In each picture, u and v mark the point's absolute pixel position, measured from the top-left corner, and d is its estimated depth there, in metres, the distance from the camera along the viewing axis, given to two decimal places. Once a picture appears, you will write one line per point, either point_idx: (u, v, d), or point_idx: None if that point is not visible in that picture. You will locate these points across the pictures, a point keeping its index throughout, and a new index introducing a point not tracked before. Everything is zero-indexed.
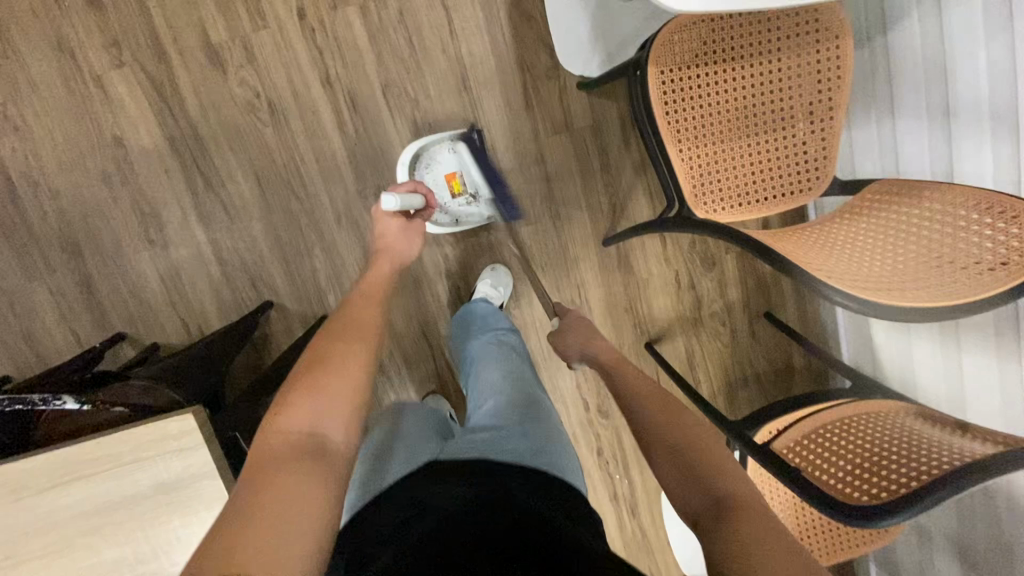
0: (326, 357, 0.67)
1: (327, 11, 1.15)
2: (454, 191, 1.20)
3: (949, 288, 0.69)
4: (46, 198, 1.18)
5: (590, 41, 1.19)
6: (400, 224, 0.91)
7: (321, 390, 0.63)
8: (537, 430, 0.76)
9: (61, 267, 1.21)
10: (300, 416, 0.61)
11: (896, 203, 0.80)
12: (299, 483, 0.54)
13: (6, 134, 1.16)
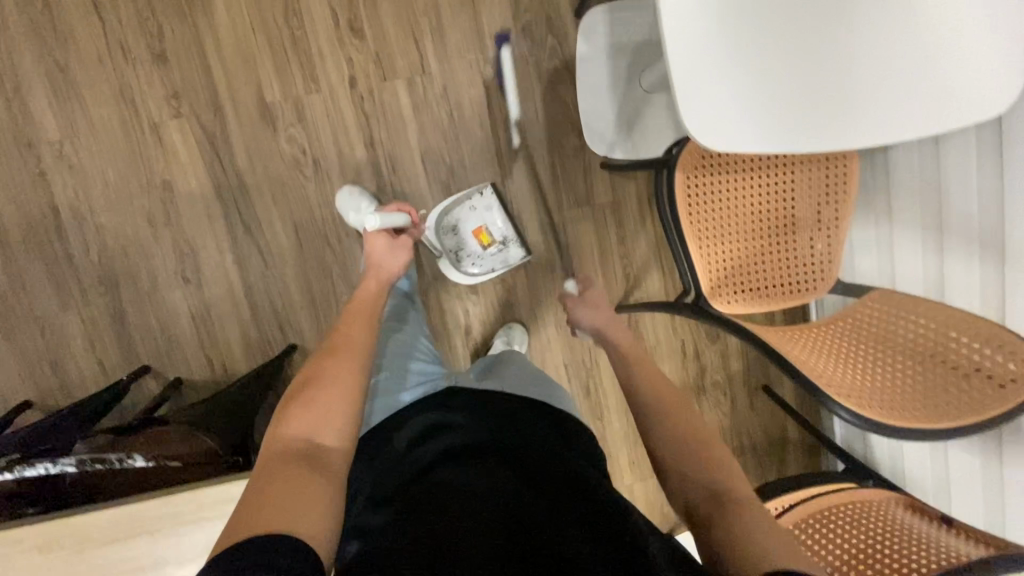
0: (318, 371, 0.73)
1: (378, 81, 1.23)
2: (483, 242, 1.27)
3: (934, 408, 0.77)
4: (91, 231, 1.23)
5: (614, 127, 1.26)
6: (385, 241, 0.97)
7: (317, 401, 0.69)
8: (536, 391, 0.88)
9: (96, 298, 1.25)
10: (297, 426, 0.67)
11: (895, 312, 0.88)
12: (301, 482, 0.60)
13: (59, 170, 1.20)
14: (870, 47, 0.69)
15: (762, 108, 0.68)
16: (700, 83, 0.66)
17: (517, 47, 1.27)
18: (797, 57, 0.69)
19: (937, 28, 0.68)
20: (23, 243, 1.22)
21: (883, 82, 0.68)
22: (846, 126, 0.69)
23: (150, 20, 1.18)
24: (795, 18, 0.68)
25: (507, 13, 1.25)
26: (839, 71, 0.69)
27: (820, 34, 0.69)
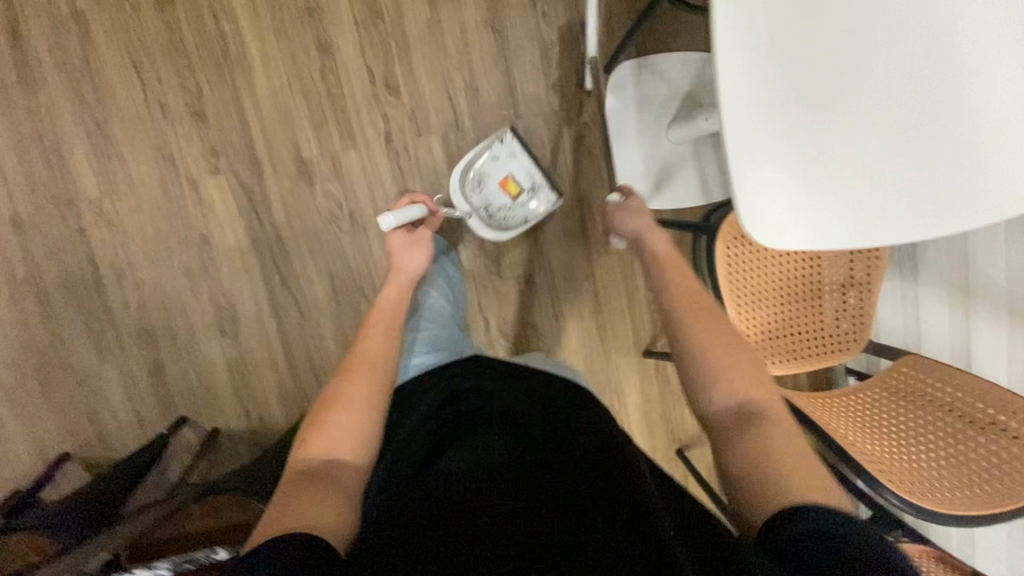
0: (331, 388, 0.77)
1: (412, 136, 1.26)
2: (512, 193, 1.24)
3: (960, 497, 0.79)
4: (130, 287, 1.24)
5: (641, 179, 1.30)
6: (404, 237, 0.97)
7: (329, 421, 0.73)
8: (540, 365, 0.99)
9: (134, 352, 1.26)
10: (316, 444, 0.71)
11: (921, 378, 0.92)
12: (326, 493, 0.64)
13: (97, 226, 1.21)
14: (914, 153, 0.72)
15: (823, 208, 0.71)
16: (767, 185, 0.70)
17: (548, 103, 1.30)
18: (843, 151, 0.71)
19: (977, 142, 0.71)
20: (62, 299, 1.23)
21: (918, 188, 0.72)
22: (887, 224, 0.71)
23: (190, 80, 1.19)
24: (846, 113, 0.71)
25: (539, 70, 1.28)
26: (878, 170, 0.72)
27: (868, 131, 0.71)
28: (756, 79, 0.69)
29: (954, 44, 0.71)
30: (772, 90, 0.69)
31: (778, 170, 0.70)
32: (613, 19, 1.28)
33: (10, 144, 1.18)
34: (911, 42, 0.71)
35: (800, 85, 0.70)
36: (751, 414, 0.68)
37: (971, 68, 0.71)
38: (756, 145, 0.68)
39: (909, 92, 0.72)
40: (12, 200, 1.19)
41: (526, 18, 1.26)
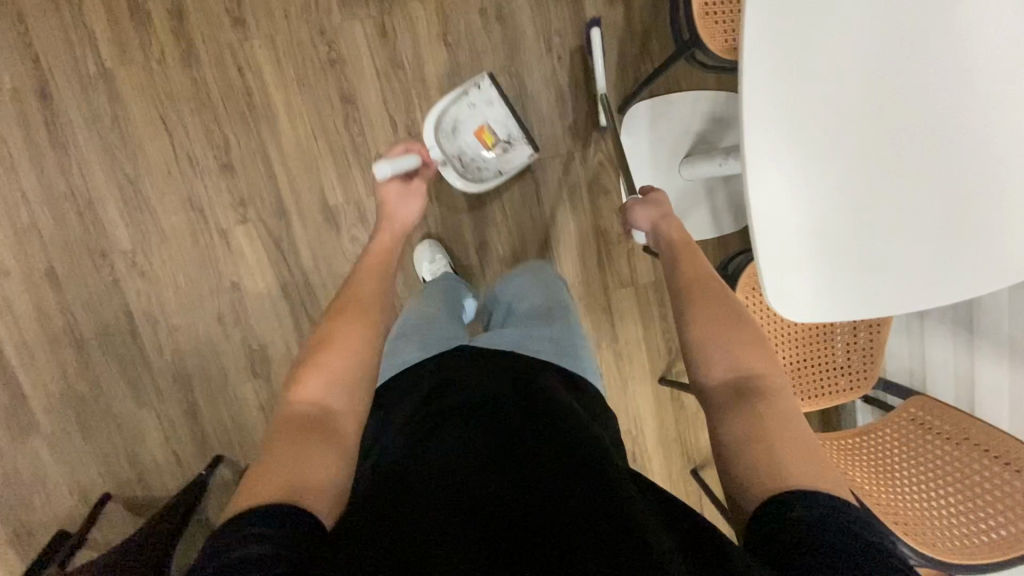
0: (330, 334, 0.76)
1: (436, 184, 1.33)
2: (487, 144, 1.23)
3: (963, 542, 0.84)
4: (164, 333, 1.28)
5: None
6: (398, 188, 0.99)
7: (324, 364, 0.72)
8: (553, 351, 0.97)
9: (170, 395, 1.30)
10: (310, 393, 0.69)
11: (929, 422, 0.97)
12: (318, 450, 0.62)
13: (132, 277, 1.25)
14: (917, 226, 0.74)
15: (839, 282, 0.75)
16: (783, 264, 0.74)
17: (564, 144, 1.33)
18: (850, 210, 0.74)
19: (975, 224, 0.75)
20: (99, 347, 1.27)
21: (912, 260, 0.75)
22: (900, 295, 0.75)
23: (216, 132, 1.22)
24: (860, 174, 0.74)
25: (555, 113, 1.32)
26: (879, 236, 0.74)
27: (878, 196, 0.74)
28: (777, 128, 0.71)
29: (972, 127, 0.74)
30: (792, 166, 0.72)
31: (793, 244, 0.74)
32: (627, 60, 1.31)
33: (43, 200, 1.20)
34: (934, 117, 0.74)
35: (820, 141, 0.73)
36: (750, 383, 0.68)
37: (983, 152, 0.74)
38: (772, 221, 0.72)
39: (924, 165, 0.74)
40: (47, 254, 1.22)
41: (542, 62, 1.29)
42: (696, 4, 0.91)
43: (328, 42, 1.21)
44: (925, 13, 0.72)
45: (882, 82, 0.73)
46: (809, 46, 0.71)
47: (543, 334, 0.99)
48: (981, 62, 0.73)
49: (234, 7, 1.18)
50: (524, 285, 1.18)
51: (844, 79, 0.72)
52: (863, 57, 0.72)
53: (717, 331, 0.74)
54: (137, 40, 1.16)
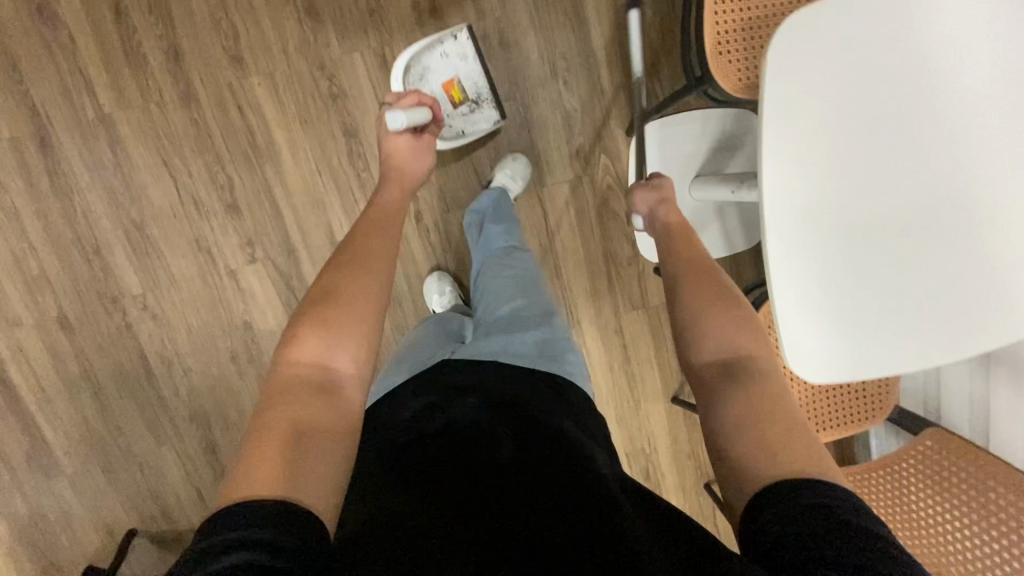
0: (334, 290, 0.69)
1: (442, 215, 1.30)
2: (455, 100, 1.21)
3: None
4: (179, 374, 1.28)
5: None
6: (408, 141, 0.99)
7: (328, 318, 0.66)
8: (539, 355, 0.87)
9: (188, 433, 1.32)
10: (310, 350, 0.64)
11: (943, 457, 0.98)
12: (321, 429, 0.58)
13: (144, 321, 1.25)
14: (929, 285, 0.74)
15: (856, 341, 0.74)
16: (800, 326, 0.74)
17: (571, 169, 1.30)
18: (862, 268, 0.73)
19: (987, 285, 0.74)
20: (116, 390, 1.27)
21: (922, 320, 0.74)
22: (917, 353, 0.75)
23: (219, 173, 1.20)
24: (874, 232, 0.73)
25: (562, 138, 1.29)
26: (889, 295, 0.74)
27: (892, 255, 0.74)
28: (792, 183, 0.71)
29: (992, 183, 0.73)
30: (807, 228, 0.72)
31: (810, 304, 0.74)
32: (635, 81, 1.27)
33: (50, 249, 1.19)
34: (954, 176, 0.72)
35: (835, 197, 0.72)
36: (738, 368, 0.64)
37: (1000, 213, 0.73)
38: (788, 283, 0.73)
39: (941, 224, 0.73)
40: (58, 302, 1.22)
41: (547, 87, 1.26)
42: (709, 43, 0.88)
43: (329, 76, 1.18)
44: (952, 69, 0.70)
45: (902, 139, 0.72)
46: (831, 104, 0.70)
47: (526, 339, 0.90)
48: (1007, 121, 0.72)
49: (230, 44, 1.15)
50: (493, 272, 1.08)
51: (862, 138, 0.71)
52: (884, 112, 0.71)
53: (707, 314, 0.69)
54: (135, 83, 1.14)
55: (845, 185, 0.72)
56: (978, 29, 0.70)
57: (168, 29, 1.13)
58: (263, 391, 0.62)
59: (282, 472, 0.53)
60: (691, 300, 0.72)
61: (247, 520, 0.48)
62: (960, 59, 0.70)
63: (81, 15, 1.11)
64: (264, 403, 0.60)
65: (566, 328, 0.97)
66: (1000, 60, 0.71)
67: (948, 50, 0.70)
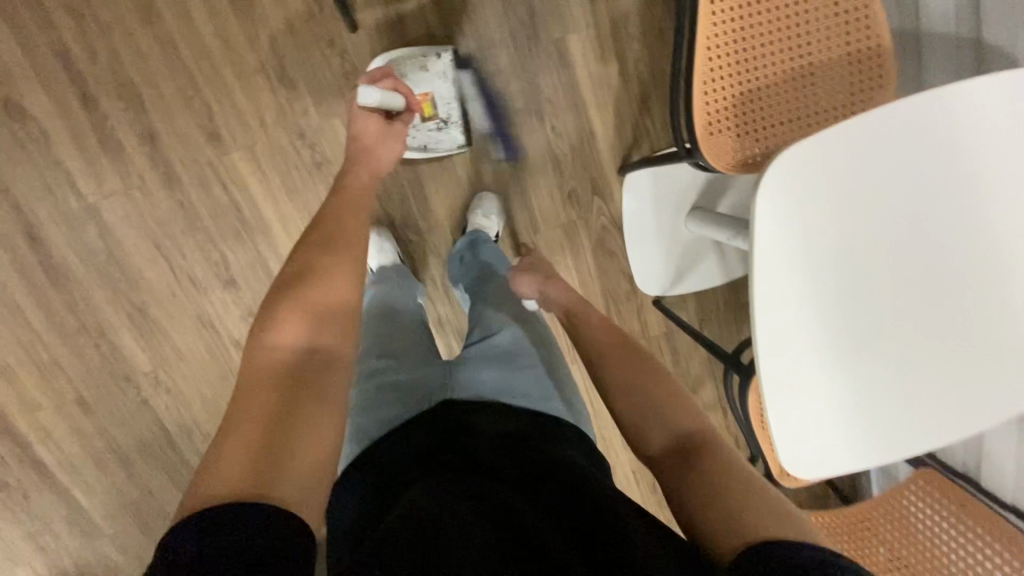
0: (317, 271, 0.70)
1: (439, 270, 1.28)
2: (424, 114, 1.15)
3: None
4: (199, 440, 1.31)
5: (662, 268, 1.29)
6: (379, 123, 0.89)
7: (308, 301, 0.67)
8: (542, 394, 0.82)
9: None
10: (287, 333, 0.63)
11: (933, 498, 1.02)
12: (308, 413, 0.57)
13: (160, 394, 1.28)
14: (924, 373, 0.75)
15: (858, 422, 0.75)
16: (802, 408, 0.74)
17: (564, 211, 1.27)
18: (857, 353, 0.74)
19: (977, 378, 0.75)
20: (142, 460, 1.32)
21: (911, 408, 0.75)
22: (917, 433, 0.75)
23: (212, 250, 1.19)
24: (870, 319, 0.74)
25: (553, 182, 1.26)
26: (882, 381, 0.75)
27: (888, 336, 0.74)
28: (787, 266, 0.71)
29: (987, 269, 0.74)
30: (810, 309, 0.72)
31: (813, 384, 0.74)
32: (625, 119, 1.22)
33: (59, 339, 1.21)
34: (950, 269, 0.74)
35: (832, 283, 0.72)
36: (685, 443, 0.64)
37: (992, 309, 0.74)
38: (791, 365, 0.73)
39: (937, 313, 0.74)
40: (74, 386, 1.25)
41: (535, 132, 1.22)
42: (700, 122, 0.85)
43: (310, 144, 1.15)
44: (951, 167, 0.72)
45: (900, 224, 0.72)
46: (828, 188, 0.71)
47: (529, 377, 0.84)
48: (1004, 221, 0.73)
49: (206, 121, 1.11)
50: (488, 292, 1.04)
51: (861, 223, 0.72)
52: (881, 205, 0.72)
53: (632, 379, 0.71)
54: (116, 171, 1.12)
55: (840, 272, 0.72)
56: (976, 124, 0.71)
57: (141, 114, 1.10)
58: (241, 379, 0.60)
59: (262, 456, 0.52)
60: (615, 364, 0.74)
61: (233, 530, 0.45)
62: (958, 158, 0.72)
63: (49, 108, 1.07)
64: (241, 392, 0.58)
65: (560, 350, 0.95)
66: (998, 162, 0.72)
67: (945, 149, 0.72)
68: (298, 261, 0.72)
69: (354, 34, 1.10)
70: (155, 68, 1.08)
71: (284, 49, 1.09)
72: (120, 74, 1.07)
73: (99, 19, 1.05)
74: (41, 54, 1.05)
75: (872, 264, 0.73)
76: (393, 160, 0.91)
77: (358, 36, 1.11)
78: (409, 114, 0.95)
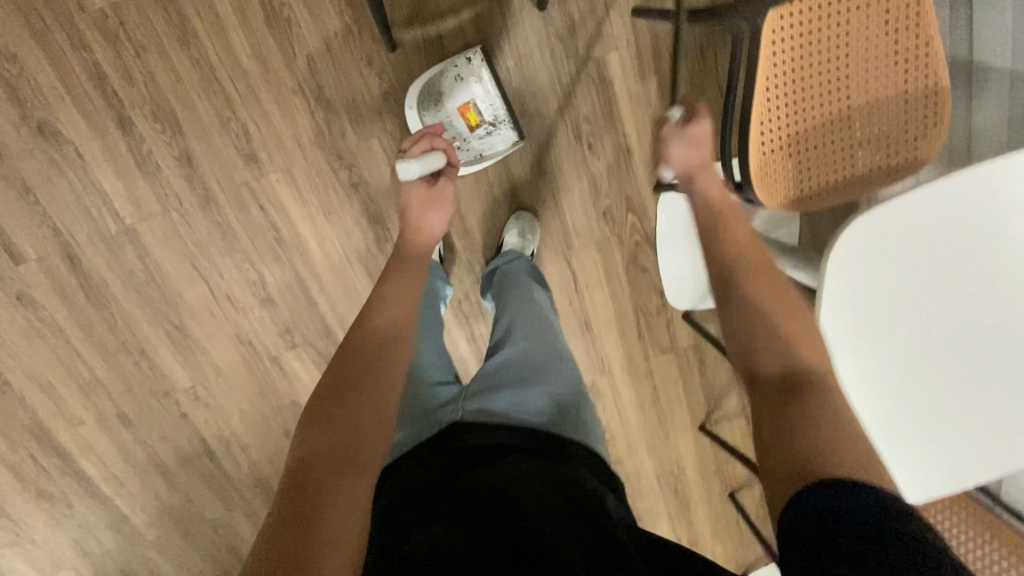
0: (361, 351, 0.68)
1: (473, 287, 1.28)
2: (471, 122, 1.13)
3: None
4: (239, 450, 1.33)
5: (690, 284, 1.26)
6: (421, 193, 0.86)
7: (351, 380, 0.64)
8: (557, 418, 0.79)
9: (253, 497, 1.38)
10: (334, 421, 0.60)
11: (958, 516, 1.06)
12: (344, 501, 0.54)
13: (198, 408, 1.29)
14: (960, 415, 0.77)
15: (949, 448, 0.78)
16: (891, 444, 0.78)
17: (598, 227, 1.27)
18: (921, 397, 0.77)
19: None
20: (183, 469, 1.34)
21: (994, 434, 0.77)
22: (1005, 451, 0.77)
23: (250, 270, 1.18)
24: (930, 365, 0.76)
25: (589, 200, 1.25)
26: (955, 414, 0.77)
27: (961, 366, 0.76)
28: (848, 332, 0.75)
29: None
30: (878, 360, 0.76)
31: (892, 423, 0.78)
32: (662, 138, 1.21)
33: (99, 358, 1.21)
34: (1006, 305, 0.74)
35: (891, 338, 0.76)
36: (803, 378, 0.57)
37: None
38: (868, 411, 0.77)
39: (970, 358, 0.76)
40: (115, 402, 1.26)
41: (571, 149, 1.21)
42: (753, 149, 0.83)
43: (347, 165, 1.14)
44: (998, 215, 0.71)
45: (955, 268, 0.73)
46: (881, 252, 0.73)
47: (540, 396, 0.81)
48: None
49: (243, 143, 1.10)
50: (513, 307, 1.00)
51: (916, 277, 0.73)
52: (925, 263, 0.73)
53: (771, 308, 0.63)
54: (152, 192, 1.11)
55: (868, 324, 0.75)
56: None
57: (178, 135, 1.08)
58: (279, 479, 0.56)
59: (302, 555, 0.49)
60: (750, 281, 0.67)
61: None
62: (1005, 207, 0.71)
63: (85, 130, 1.06)
64: (286, 480, 0.55)
65: (579, 376, 0.89)
66: None
67: (988, 198, 0.71)
68: (333, 368, 0.66)
69: (393, 54, 1.09)
70: (192, 90, 1.06)
71: (322, 69, 1.08)
72: (156, 96, 1.06)
73: (135, 41, 1.03)
74: (76, 78, 1.03)
75: (929, 310, 0.75)
76: (440, 230, 0.87)
77: (396, 55, 1.10)
78: (453, 169, 0.90)
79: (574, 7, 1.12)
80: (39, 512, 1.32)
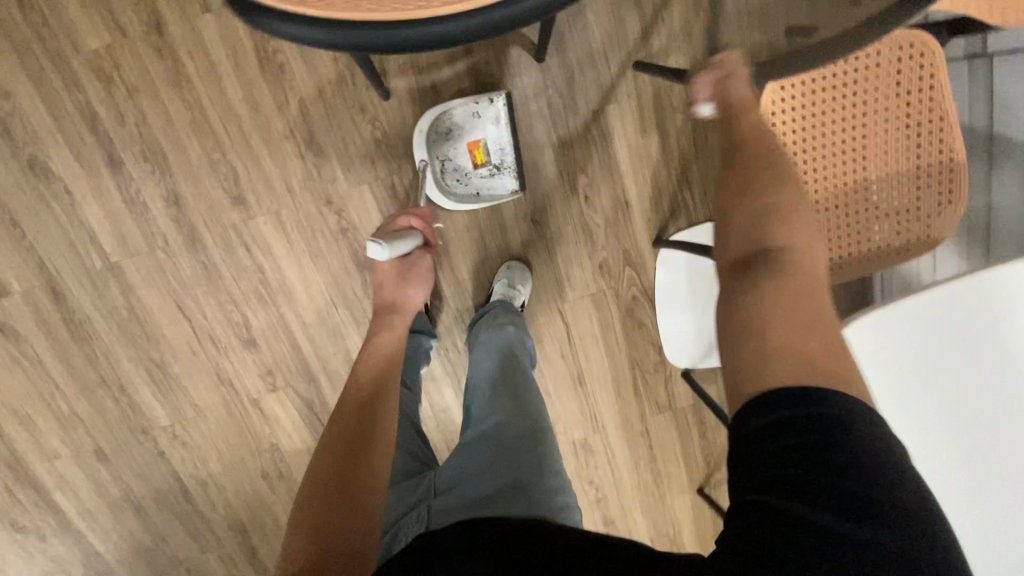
0: (336, 450, 0.66)
1: (461, 336, 1.23)
2: (476, 160, 1.11)
3: None
4: (214, 492, 1.29)
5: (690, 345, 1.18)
6: (394, 269, 0.87)
7: (330, 483, 0.63)
8: (535, 509, 0.73)
9: (227, 540, 1.33)
10: (316, 531, 0.58)
11: None
12: None
13: (175, 447, 1.26)
14: (1005, 513, 0.73)
15: None
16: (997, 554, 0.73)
17: (594, 280, 1.22)
18: (1003, 498, 0.73)
19: None
20: (158, 508, 1.30)
21: None
22: None
23: (234, 310, 1.16)
24: (993, 464, 0.73)
25: (584, 252, 1.20)
26: None
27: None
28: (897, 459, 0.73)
29: None
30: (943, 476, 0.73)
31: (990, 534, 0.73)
32: (662, 193, 1.17)
33: (78, 392, 1.20)
34: None
35: (943, 454, 0.73)
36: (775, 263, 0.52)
37: None
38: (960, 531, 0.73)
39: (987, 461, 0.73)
40: (92, 437, 1.23)
41: (567, 200, 1.17)
42: None
43: (337, 210, 1.11)
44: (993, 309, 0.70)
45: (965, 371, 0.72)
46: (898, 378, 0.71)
47: (513, 485, 0.75)
48: None
49: (232, 185, 1.09)
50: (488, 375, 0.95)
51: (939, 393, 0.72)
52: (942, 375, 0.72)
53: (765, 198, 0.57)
54: (139, 229, 1.09)
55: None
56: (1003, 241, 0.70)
57: (167, 175, 1.07)
58: None
59: None
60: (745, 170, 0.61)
61: None
62: (1005, 304, 0.70)
63: (76, 167, 1.06)
64: None
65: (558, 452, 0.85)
66: None
67: (980, 299, 0.70)
68: (315, 473, 0.64)
69: (386, 102, 1.07)
70: (183, 131, 1.05)
71: (314, 114, 1.07)
72: (148, 136, 1.05)
73: (129, 82, 1.03)
74: (69, 116, 1.03)
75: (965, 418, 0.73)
76: (421, 297, 0.89)
77: (390, 103, 1.08)
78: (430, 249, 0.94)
79: (573, 59, 1.10)
80: (11, 544, 1.29)
